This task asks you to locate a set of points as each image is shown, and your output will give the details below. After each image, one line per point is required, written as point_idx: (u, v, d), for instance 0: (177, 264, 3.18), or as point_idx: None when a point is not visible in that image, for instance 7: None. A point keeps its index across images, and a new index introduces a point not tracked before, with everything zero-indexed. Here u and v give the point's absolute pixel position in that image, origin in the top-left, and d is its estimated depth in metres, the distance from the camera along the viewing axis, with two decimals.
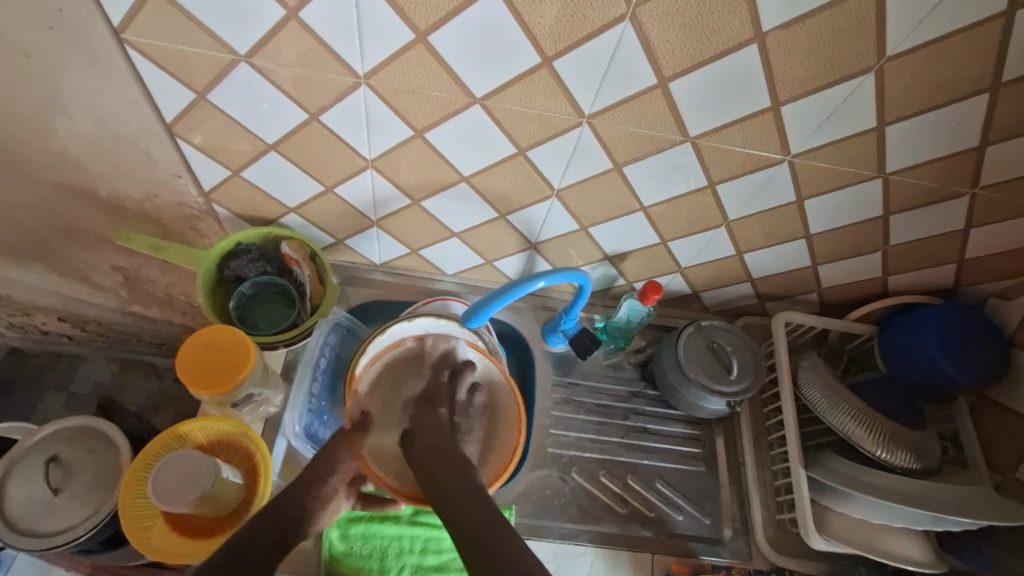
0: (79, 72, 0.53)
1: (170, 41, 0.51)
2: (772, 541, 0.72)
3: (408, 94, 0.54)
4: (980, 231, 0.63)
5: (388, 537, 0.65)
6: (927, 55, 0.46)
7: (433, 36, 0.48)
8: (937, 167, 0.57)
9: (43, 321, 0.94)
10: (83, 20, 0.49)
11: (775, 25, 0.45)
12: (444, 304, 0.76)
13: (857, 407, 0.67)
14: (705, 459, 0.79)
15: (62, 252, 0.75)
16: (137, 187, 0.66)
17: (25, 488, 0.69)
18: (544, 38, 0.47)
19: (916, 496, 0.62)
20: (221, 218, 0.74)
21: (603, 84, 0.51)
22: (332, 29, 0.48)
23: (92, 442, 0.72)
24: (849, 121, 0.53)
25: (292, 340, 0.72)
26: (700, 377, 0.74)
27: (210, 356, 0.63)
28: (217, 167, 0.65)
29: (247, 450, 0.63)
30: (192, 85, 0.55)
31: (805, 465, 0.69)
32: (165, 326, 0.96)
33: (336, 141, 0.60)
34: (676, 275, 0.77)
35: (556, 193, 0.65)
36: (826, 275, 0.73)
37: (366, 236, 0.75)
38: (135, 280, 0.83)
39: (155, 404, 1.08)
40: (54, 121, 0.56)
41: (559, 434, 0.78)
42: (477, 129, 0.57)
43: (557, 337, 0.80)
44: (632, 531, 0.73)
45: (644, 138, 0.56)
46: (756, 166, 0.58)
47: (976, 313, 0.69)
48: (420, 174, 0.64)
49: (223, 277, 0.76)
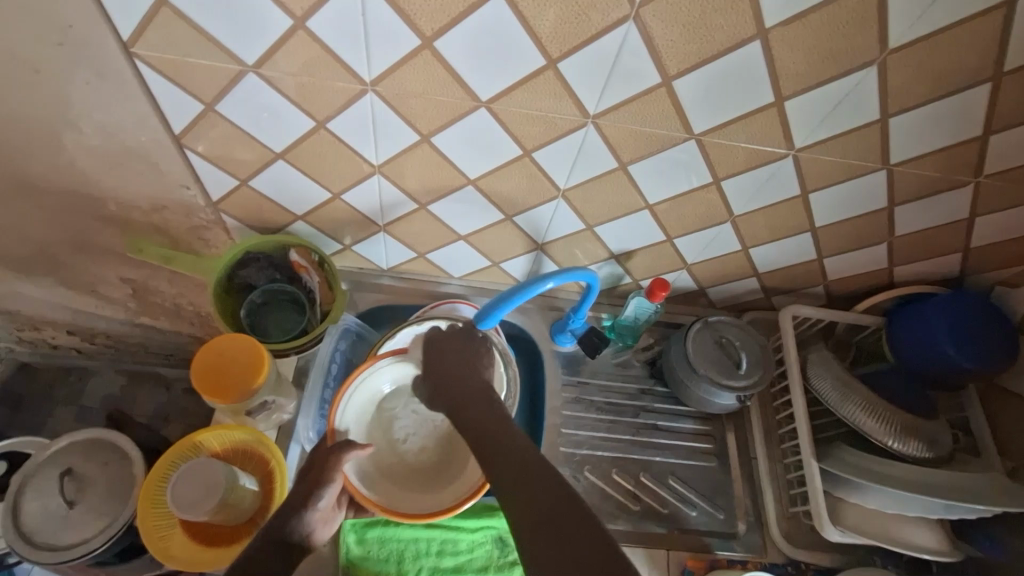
0: (87, 86, 0.53)
1: (178, 53, 0.51)
2: (786, 534, 0.72)
3: (415, 100, 0.54)
4: (984, 220, 0.64)
5: (405, 539, 0.65)
6: (929, 46, 0.47)
7: (440, 42, 0.48)
8: (941, 158, 0.57)
9: (52, 335, 0.95)
10: (92, 33, 0.49)
11: (777, 21, 0.46)
12: (453, 306, 0.77)
13: (868, 397, 0.67)
14: (716, 454, 0.79)
15: (71, 266, 0.75)
16: (147, 198, 0.66)
17: (39, 502, 0.70)
18: (550, 41, 0.48)
19: (930, 485, 0.63)
20: (229, 227, 0.74)
21: (608, 85, 0.52)
22: (339, 39, 0.49)
23: (106, 454, 0.73)
24: (852, 115, 0.53)
25: (303, 347, 0.72)
26: (708, 372, 0.74)
27: (225, 366, 0.63)
28: (224, 177, 0.66)
29: (262, 457, 0.64)
30: (200, 96, 0.55)
31: (817, 457, 0.70)
32: (173, 337, 0.97)
33: (343, 149, 0.61)
34: (682, 272, 0.78)
35: (562, 194, 0.65)
36: (832, 268, 0.74)
37: (374, 241, 0.76)
38: (143, 291, 0.83)
39: (166, 414, 1.08)
40: (64, 136, 0.57)
41: (570, 432, 0.78)
42: (482, 132, 0.57)
43: (565, 337, 0.80)
44: (646, 528, 0.73)
45: (650, 136, 0.57)
46: (761, 161, 0.59)
47: (983, 302, 0.69)
48: (428, 178, 0.64)
49: (232, 286, 0.76)
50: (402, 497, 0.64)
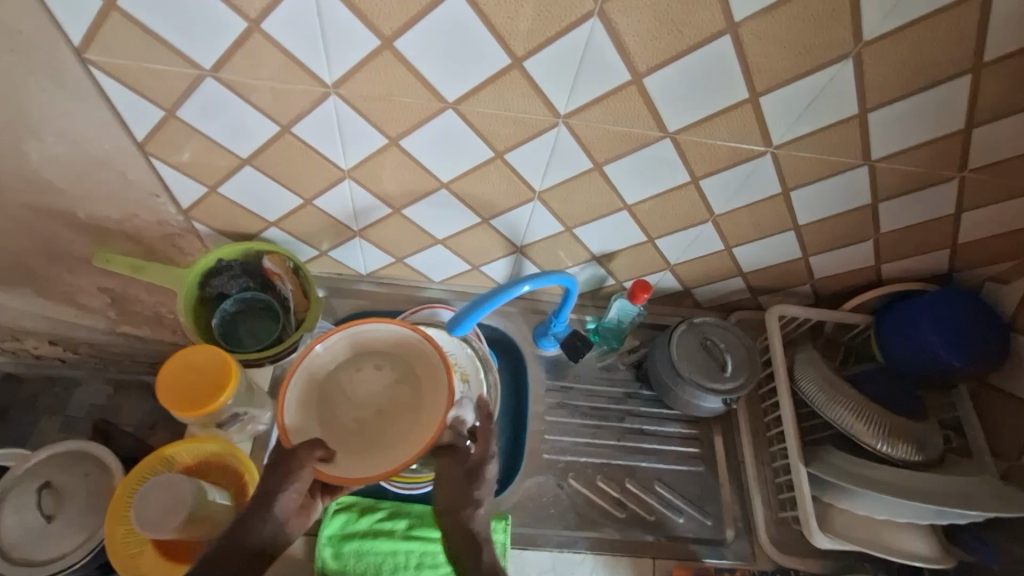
0: (45, 93, 0.52)
1: (135, 59, 0.50)
2: (775, 540, 0.71)
3: (380, 102, 0.53)
4: (972, 215, 0.62)
5: (382, 552, 0.64)
6: (904, 39, 0.45)
7: (400, 41, 0.47)
8: (924, 153, 0.55)
9: (33, 345, 0.93)
10: (45, 39, 0.48)
11: (747, 15, 0.44)
12: (432, 312, 0.76)
13: (855, 399, 0.66)
14: (703, 459, 0.78)
15: (45, 276, 0.74)
16: (116, 208, 0.65)
17: (17, 516, 0.68)
18: (514, 39, 0.46)
19: (921, 489, 0.61)
20: (202, 235, 0.72)
21: (577, 84, 0.50)
22: (298, 41, 0.47)
23: (87, 466, 0.72)
24: (830, 110, 0.52)
25: (277, 356, 0.71)
26: (693, 375, 0.72)
27: (191, 377, 0.62)
28: (194, 184, 0.64)
29: (235, 469, 0.62)
30: (162, 102, 0.54)
31: (805, 461, 0.68)
32: (155, 346, 0.95)
33: (311, 153, 0.59)
34: (665, 273, 0.76)
35: (538, 196, 0.64)
36: (818, 266, 0.72)
37: (350, 246, 0.74)
38: (122, 300, 0.82)
39: (152, 423, 1.06)
40: (26, 145, 0.56)
41: (553, 439, 0.76)
42: (452, 134, 0.56)
43: (548, 341, 0.78)
44: (633, 536, 0.72)
45: (624, 136, 0.55)
46: (740, 159, 0.57)
47: (972, 299, 0.68)
48: (400, 181, 0.62)
49: (204, 295, 0.75)
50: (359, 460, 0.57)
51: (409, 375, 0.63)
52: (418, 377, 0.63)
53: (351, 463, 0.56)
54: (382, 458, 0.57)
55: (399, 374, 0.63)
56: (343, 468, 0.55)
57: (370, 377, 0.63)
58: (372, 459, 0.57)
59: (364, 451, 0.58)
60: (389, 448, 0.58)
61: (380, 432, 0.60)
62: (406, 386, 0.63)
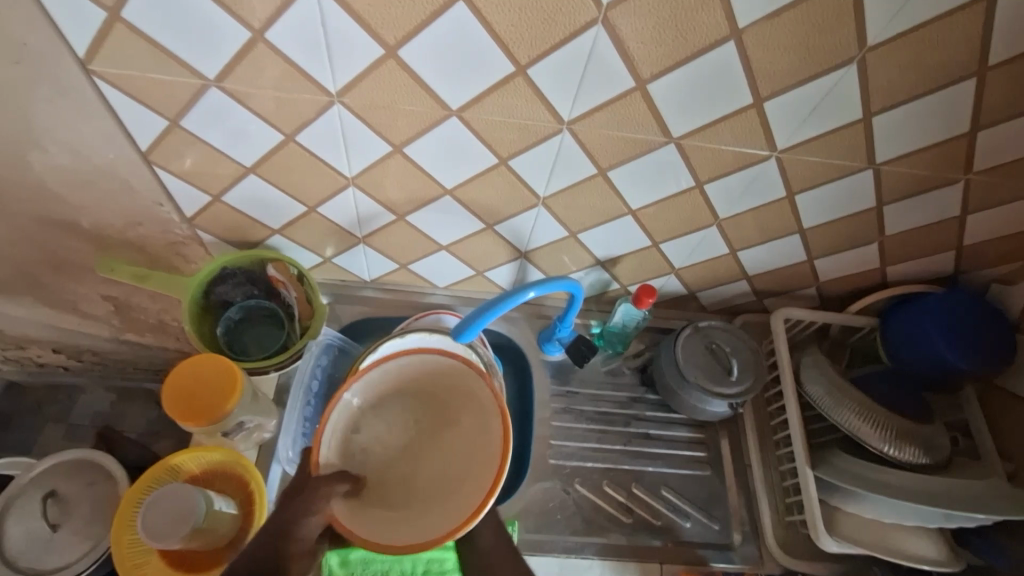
0: (49, 104, 0.52)
1: (140, 69, 0.50)
2: (783, 544, 0.71)
3: (383, 110, 0.53)
4: (977, 217, 0.62)
5: (388, 560, 0.63)
6: (907, 43, 0.45)
7: (404, 50, 0.47)
8: (928, 156, 0.55)
9: (38, 353, 0.93)
10: (48, 49, 0.48)
11: (751, 20, 0.44)
12: (437, 317, 0.75)
13: (861, 402, 0.66)
14: (710, 462, 0.77)
15: (49, 285, 0.74)
16: (120, 216, 0.65)
17: (23, 525, 0.68)
18: (518, 47, 0.46)
19: (930, 493, 0.61)
20: (206, 243, 0.72)
21: (580, 91, 0.50)
22: (302, 50, 0.47)
23: (91, 475, 0.71)
24: (835, 114, 0.51)
25: (284, 364, 0.71)
26: (699, 379, 0.72)
27: (198, 388, 0.61)
28: (197, 193, 0.64)
29: (241, 478, 0.62)
30: (165, 112, 0.54)
31: (812, 464, 0.68)
32: (160, 352, 0.95)
33: (315, 161, 0.59)
34: (670, 277, 0.76)
35: (542, 202, 0.64)
36: (823, 268, 0.72)
37: (354, 253, 0.74)
38: (126, 308, 0.82)
39: (156, 430, 1.05)
40: (30, 156, 0.56)
41: (560, 444, 0.76)
42: (456, 141, 0.56)
43: (552, 346, 0.78)
44: (640, 541, 0.71)
45: (627, 141, 0.55)
46: (746, 163, 0.57)
47: (978, 301, 0.68)
48: (405, 189, 0.62)
49: (209, 304, 0.75)
50: (382, 520, 0.52)
51: (451, 421, 0.59)
52: (459, 424, 0.58)
53: (375, 514, 0.53)
54: (413, 520, 0.52)
55: (437, 420, 0.59)
56: (374, 519, 0.52)
57: (408, 415, 0.59)
58: (396, 511, 0.53)
59: (394, 503, 0.54)
60: (422, 506, 0.54)
61: (408, 483, 0.56)
62: (443, 434, 0.58)
